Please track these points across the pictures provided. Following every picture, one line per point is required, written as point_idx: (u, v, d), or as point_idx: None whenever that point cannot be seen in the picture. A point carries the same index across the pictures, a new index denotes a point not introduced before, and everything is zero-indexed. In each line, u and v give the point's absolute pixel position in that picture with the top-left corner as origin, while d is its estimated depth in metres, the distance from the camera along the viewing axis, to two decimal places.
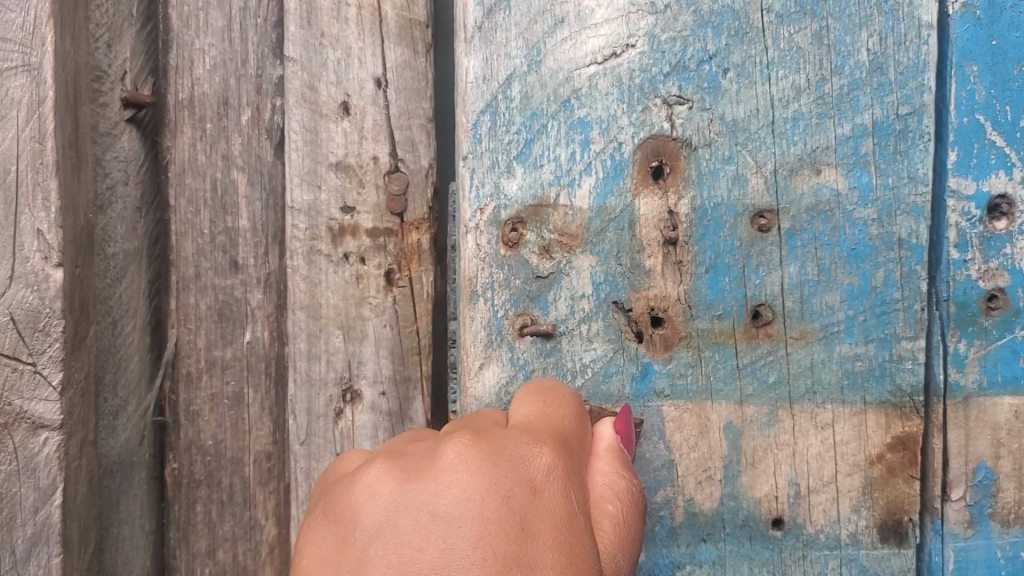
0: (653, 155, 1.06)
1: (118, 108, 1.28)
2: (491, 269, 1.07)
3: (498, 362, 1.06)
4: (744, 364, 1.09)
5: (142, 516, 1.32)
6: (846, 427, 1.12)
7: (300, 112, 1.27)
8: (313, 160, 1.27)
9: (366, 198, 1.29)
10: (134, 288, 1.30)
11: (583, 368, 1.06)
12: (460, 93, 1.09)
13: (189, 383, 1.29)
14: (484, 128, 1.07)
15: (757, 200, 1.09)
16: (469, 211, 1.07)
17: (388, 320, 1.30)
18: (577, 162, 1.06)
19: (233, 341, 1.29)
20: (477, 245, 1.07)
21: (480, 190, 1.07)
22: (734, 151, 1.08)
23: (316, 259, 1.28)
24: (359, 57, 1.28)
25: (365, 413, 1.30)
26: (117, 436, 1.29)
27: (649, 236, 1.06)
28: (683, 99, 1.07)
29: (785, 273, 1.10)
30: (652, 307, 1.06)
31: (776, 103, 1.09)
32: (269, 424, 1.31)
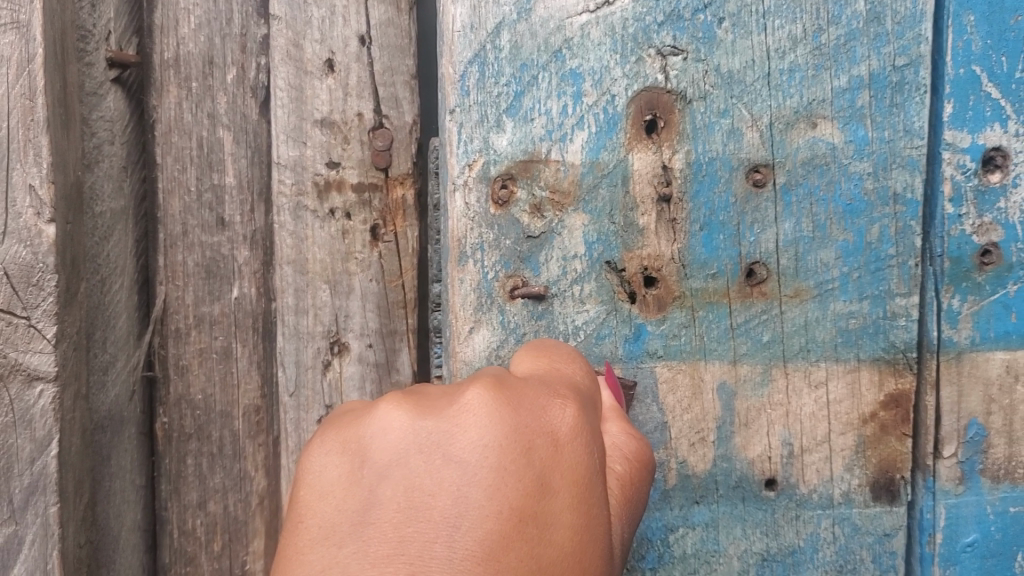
0: (646, 109, 1.03)
1: (103, 69, 1.20)
2: (480, 229, 1.00)
3: (489, 326, 1.00)
4: (738, 323, 1.07)
5: (132, 471, 1.25)
6: (840, 384, 1.11)
7: (284, 69, 1.22)
8: (297, 116, 1.22)
9: (351, 154, 1.24)
10: (121, 246, 1.23)
11: (575, 331, 1.02)
12: (448, 39, 1.00)
13: (177, 342, 1.24)
14: (472, 80, 0.99)
15: (752, 154, 1.06)
16: (456, 168, 1.00)
17: (374, 275, 1.26)
18: (569, 116, 1.00)
19: (221, 298, 1.24)
20: (466, 204, 1.00)
21: (467, 145, 1.00)
22: (729, 104, 1.05)
23: (303, 215, 1.23)
24: (343, 14, 1.23)
25: (353, 365, 1.26)
26: (108, 392, 1.21)
27: (643, 193, 1.03)
28: (677, 50, 1.03)
29: (780, 230, 1.07)
30: (645, 267, 1.04)
31: (772, 53, 1.06)
32: (258, 378, 1.26)
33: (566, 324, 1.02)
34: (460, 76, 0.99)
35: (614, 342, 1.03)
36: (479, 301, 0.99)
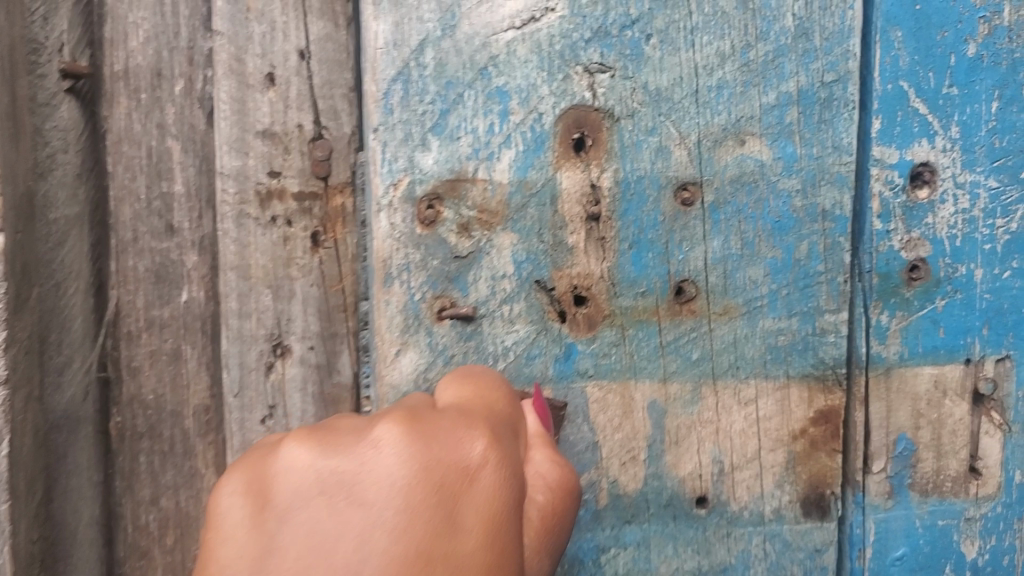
0: (574, 127, 1.02)
1: (55, 79, 1.11)
2: (407, 249, 0.98)
3: (415, 348, 0.99)
4: (668, 342, 1.06)
5: (89, 468, 1.17)
6: (770, 401, 1.11)
7: (226, 82, 1.13)
8: (240, 126, 1.13)
9: (291, 164, 1.14)
10: (75, 252, 1.14)
11: (504, 351, 1.01)
12: (370, 56, 0.96)
13: (127, 342, 1.18)
14: (396, 98, 0.96)
15: (680, 173, 1.05)
16: (381, 189, 0.97)
17: (314, 281, 1.16)
18: (496, 134, 0.99)
19: (169, 301, 1.17)
20: (390, 225, 0.97)
21: (393, 164, 0.97)
22: (656, 122, 1.04)
23: (245, 222, 1.15)
24: (280, 26, 1.13)
25: (295, 367, 1.17)
26: (63, 392, 1.14)
27: (571, 212, 1.02)
28: (604, 68, 1.02)
29: (707, 248, 1.07)
30: (575, 286, 1.03)
31: (700, 70, 1.05)
32: (207, 378, 1.19)
33: (495, 345, 1.01)
34: (384, 94, 0.96)
35: (544, 362, 1.02)
36: (405, 323, 0.97)
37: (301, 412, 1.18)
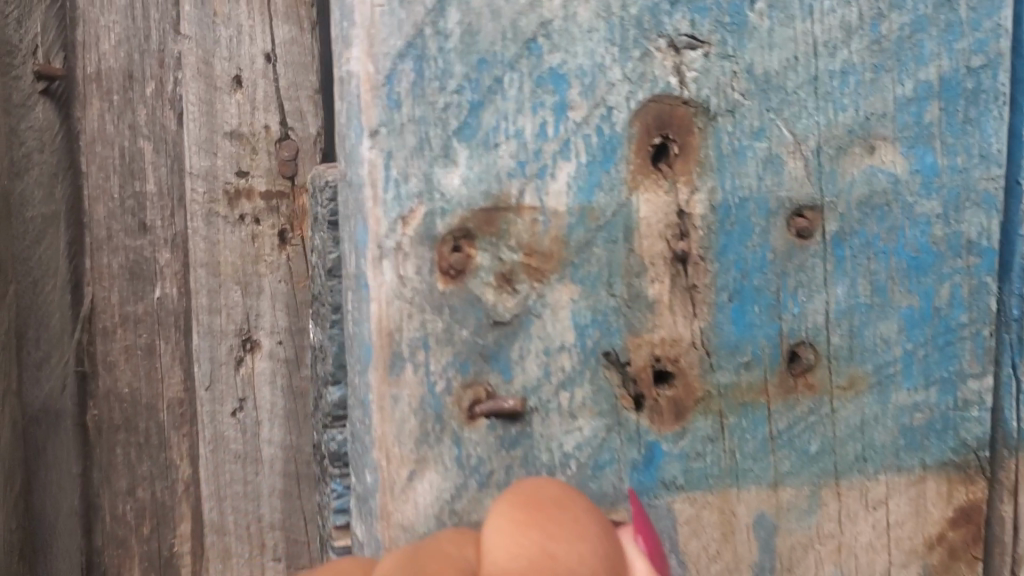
0: (655, 127, 0.71)
1: (31, 82, 1.02)
2: (422, 314, 0.67)
3: (437, 466, 0.68)
4: (779, 432, 0.78)
5: (66, 464, 1.07)
6: (902, 502, 0.83)
7: (194, 87, 1.03)
8: (208, 128, 1.04)
9: (258, 165, 1.05)
10: (53, 248, 1.04)
11: (564, 461, 0.72)
12: (364, 19, 0.63)
13: (102, 337, 1.05)
14: (405, 84, 0.64)
15: (795, 192, 0.75)
16: (385, 226, 0.65)
17: (282, 276, 1.07)
18: (549, 139, 0.69)
19: (143, 296, 1.05)
20: (400, 276, 0.66)
21: (402, 186, 0.65)
22: (765, 121, 0.74)
23: (214, 221, 1.05)
24: (247, 32, 1.04)
25: (263, 362, 1.08)
26: (41, 385, 1.05)
27: (653, 251, 0.72)
28: (695, 42, 0.71)
29: (830, 296, 0.78)
30: (657, 359, 0.73)
31: (819, 48, 0.75)
32: (181, 372, 1.07)
33: (552, 453, 0.71)
34: (386, 79, 0.64)
35: (619, 470, 0.73)
36: (423, 425, 0.67)
37: (270, 407, 1.08)
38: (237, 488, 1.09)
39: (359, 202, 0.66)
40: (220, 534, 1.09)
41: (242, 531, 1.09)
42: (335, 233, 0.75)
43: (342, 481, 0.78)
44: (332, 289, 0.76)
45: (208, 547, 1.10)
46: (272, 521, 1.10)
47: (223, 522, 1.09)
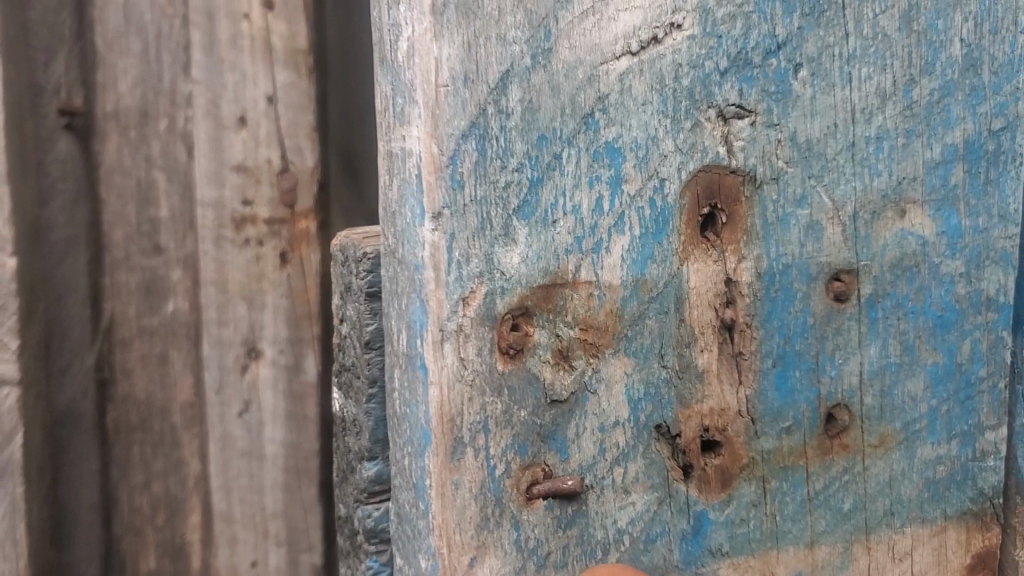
0: (706, 197, 0.71)
1: (53, 119, 1.00)
2: (482, 396, 0.65)
3: (497, 552, 0.67)
4: (816, 493, 0.79)
5: (88, 470, 1.04)
6: (926, 552, 0.84)
7: (204, 125, 1.06)
8: (215, 162, 1.07)
9: (262, 195, 1.10)
10: (75, 263, 1.02)
11: (617, 537, 0.71)
12: (426, 97, 0.61)
13: (120, 348, 1.04)
14: (468, 164, 0.63)
15: (834, 257, 0.76)
16: (446, 309, 0.63)
17: (283, 293, 1.12)
18: (605, 214, 0.67)
19: (158, 310, 1.05)
20: (460, 358, 0.64)
21: (463, 268, 0.64)
22: (807, 188, 0.75)
23: (224, 246, 1.09)
24: (251, 76, 1.08)
25: (267, 368, 1.12)
26: (63, 391, 1.02)
27: (701, 320, 0.72)
28: (743, 111, 0.71)
29: (864, 357, 0.79)
30: (706, 428, 0.74)
31: (857, 115, 0.76)
32: (191, 375, 1.08)
33: (606, 529, 0.71)
34: (450, 159, 0.62)
35: (668, 541, 0.73)
36: (483, 511, 0.66)
37: (273, 408, 1.13)
38: (243, 483, 1.12)
39: (414, 278, 0.65)
40: (228, 522, 1.12)
41: (247, 520, 1.13)
42: (373, 305, 0.73)
43: (379, 559, 0.76)
44: (369, 361, 0.74)
45: (217, 535, 1.12)
46: (275, 511, 1.14)
47: (230, 512, 1.12)
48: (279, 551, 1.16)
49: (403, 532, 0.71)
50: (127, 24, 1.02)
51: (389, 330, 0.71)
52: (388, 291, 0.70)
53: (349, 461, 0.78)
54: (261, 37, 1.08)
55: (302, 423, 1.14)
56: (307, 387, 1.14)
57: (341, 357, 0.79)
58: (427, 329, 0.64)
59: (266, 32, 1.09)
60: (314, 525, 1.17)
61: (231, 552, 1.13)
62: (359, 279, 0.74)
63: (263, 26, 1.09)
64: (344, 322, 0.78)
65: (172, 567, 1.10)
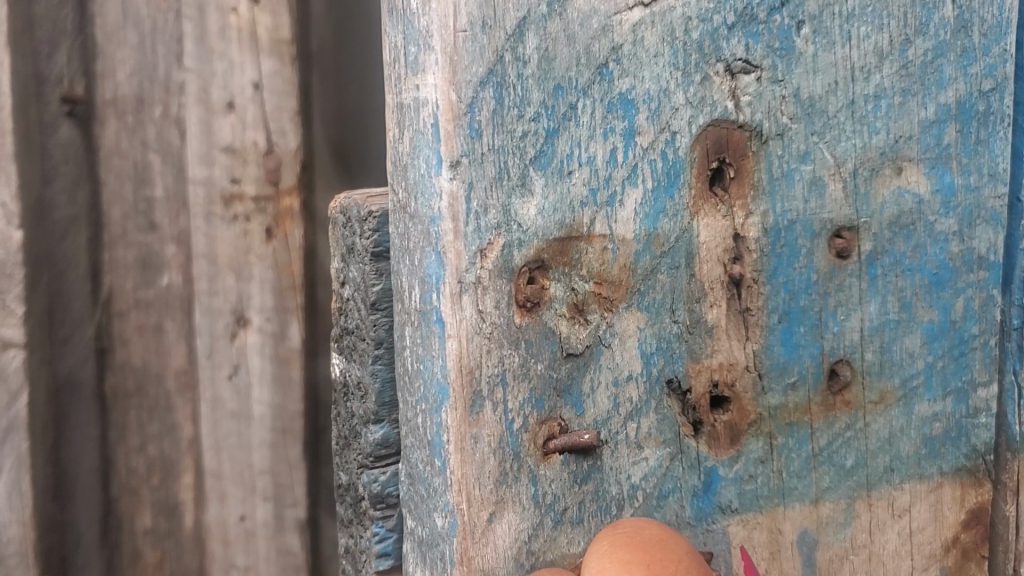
0: (714, 151, 0.71)
1: (56, 107, 1.04)
2: (500, 350, 0.64)
3: (515, 506, 0.66)
4: (820, 449, 0.80)
5: (89, 433, 1.08)
6: (923, 509, 0.86)
7: (195, 110, 1.10)
8: (205, 143, 1.11)
9: (249, 174, 1.13)
10: (76, 241, 1.06)
11: (631, 492, 0.71)
12: (444, 43, 0.61)
13: (118, 319, 1.09)
14: (486, 112, 0.62)
15: (836, 214, 0.77)
16: (465, 260, 0.62)
17: (269, 265, 1.15)
18: (619, 166, 0.67)
19: (154, 283, 1.10)
20: (478, 311, 0.63)
21: (481, 218, 0.63)
22: (810, 144, 0.76)
23: (215, 223, 1.12)
24: (238, 64, 1.11)
25: (254, 336, 1.15)
26: (65, 360, 1.06)
27: (711, 275, 0.72)
28: (749, 67, 0.72)
29: (865, 314, 0.80)
30: (715, 383, 0.74)
31: (856, 73, 0.77)
32: (185, 345, 1.12)
33: (620, 483, 0.70)
34: (468, 107, 0.61)
35: (680, 498, 0.73)
36: (502, 464, 0.65)
37: (260, 372, 1.16)
38: (232, 442, 1.16)
39: (428, 232, 0.64)
40: (218, 478, 1.16)
41: (236, 476, 1.16)
42: (379, 265, 0.72)
43: (385, 524, 0.74)
44: (375, 323, 0.72)
45: (207, 492, 1.15)
46: (262, 468, 1.17)
47: (221, 468, 1.16)
48: (267, 506, 1.19)
49: (415, 493, 0.69)
50: (125, 17, 1.06)
51: (398, 288, 0.70)
52: (398, 248, 0.69)
53: (352, 426, 0.77)
54: (249, 29, 1.11)
55: (287, 385, 1.17)
56: (292, 353, 1.17)
57: (343, 322, 0.77)
58: (444, 281, 0.63)
59: (253, 24, 1.11)
60: (299, 482, 1.19)
61: (221, 507, 1.16)
62: (363, 240, 0.73)
63: (250, 19, 1.11)
64: (346, 286, 0.76)
65: (166, 525, 1.14)
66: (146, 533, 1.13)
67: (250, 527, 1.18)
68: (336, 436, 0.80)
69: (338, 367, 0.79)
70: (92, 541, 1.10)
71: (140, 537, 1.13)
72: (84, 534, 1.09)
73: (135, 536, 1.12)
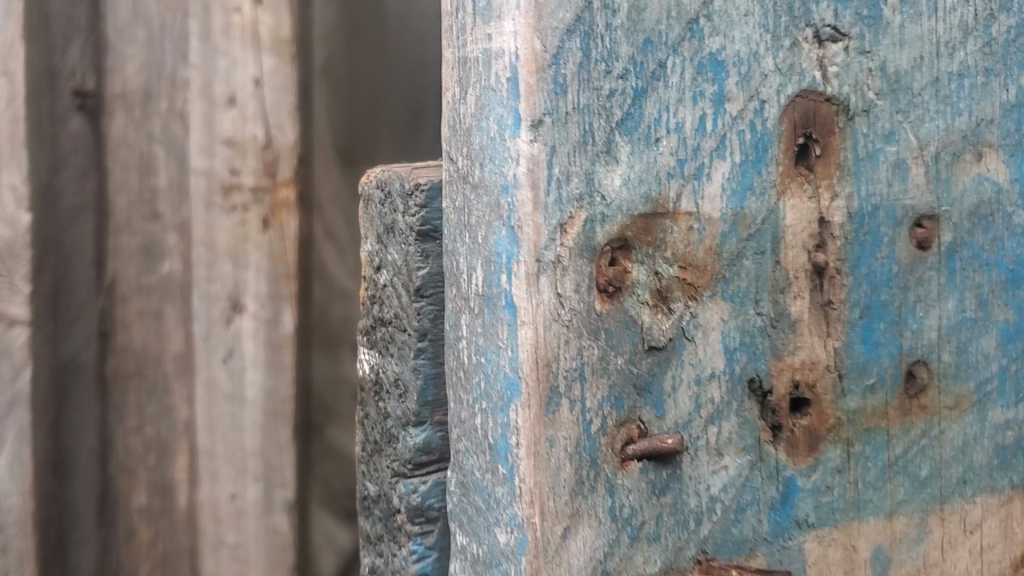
0: (801, 125, 0.64)
1: (67, 100, 1.05)
2: (578, 338, 0.54)
3: (591, 521, 0.56)
4: (896, 458, 0.73)
5: (90, 414, 1.09)
6: (994, 524, 0.79)
7: (198, 104, 1.10)
8: (207, 135, 1.11)
9: (247, 166, 1.13)
10: (83, 229, 1.08)
11: (710, 505, 0.63)
12: None
13: (120, 303, 1.10)
14: (572, 65, 0.53)
15: (918, 201, 0.71)
16: (544, 236, 0.53)
17: (265, 254, 1.14)
18: (707, 135, 0.59)
19: (154, 270, 1.11)
20: (556, 295, 0.53)
21: (563, 187, 0.53)
22: (894, 123, 0.69)
23: (215, 213, 1.12)
24: (240, 61, 1.11)
25: (249, 322, 1.14)
26: (70, 339, 1.07)
27: (795, 263, 0.65)
28: (837, 35, 0.65)
29: (943, 311, 0.74)
30: (797, 384, 0.66)
31: (942, 48, 0.71)
32: (183, 333, 1.13)
33: (699, 495, 0.62)
34: (554, 58, 0.52)
35: (758, 511, 0.66)
36: (577, 473, 0.55)
37: (253, 357, 1.14)
38: (225, 423, 1.15)
39: (499, 203, 0.55)
40: (211, 457, 1.15)
41: (228, 456, 1.15)
42: (426, 245, 0.63)
43: (424, 541, 0.65)
44: (418, 312, 0.63)
45: (200, 471, 1.15)
46: (254, 449, 1.16)
47: (213, 448, 1.15)
48: (257, 486, 1.17)
49: (469, 505, 0.61)
50: (134, 15, 1.08)
51: (453, 271, 0.61)
52: (454, 225, 0.60)
53: (386, 429, 0.68)
54: (251, 28, 1.10)
55: (279, 371, 1.16)
56: (285, 340, 1.16)
57: (376, 311, 0.68)
58: (520, 259, 0.54)
59: (255, 23, 1.11)
60: (288, 463, 1.18)
61: (212, 485, 1.15)
62: (408, 217, 0.64)
63: (253, 18, 1.11)
64: (382, 270, 0.67)
65: (161, 503, 1.14)
66: (140, 511, 1.13)
67: (242, 507, 1.17)
68: (364, 438, 0.71)
69: (368, 363, 0.70)
70: (91, 519, 1.11)
71: (134, 516, 1.13)
72: (81, 512, 1.10)
73: (130, 514, 1.13)
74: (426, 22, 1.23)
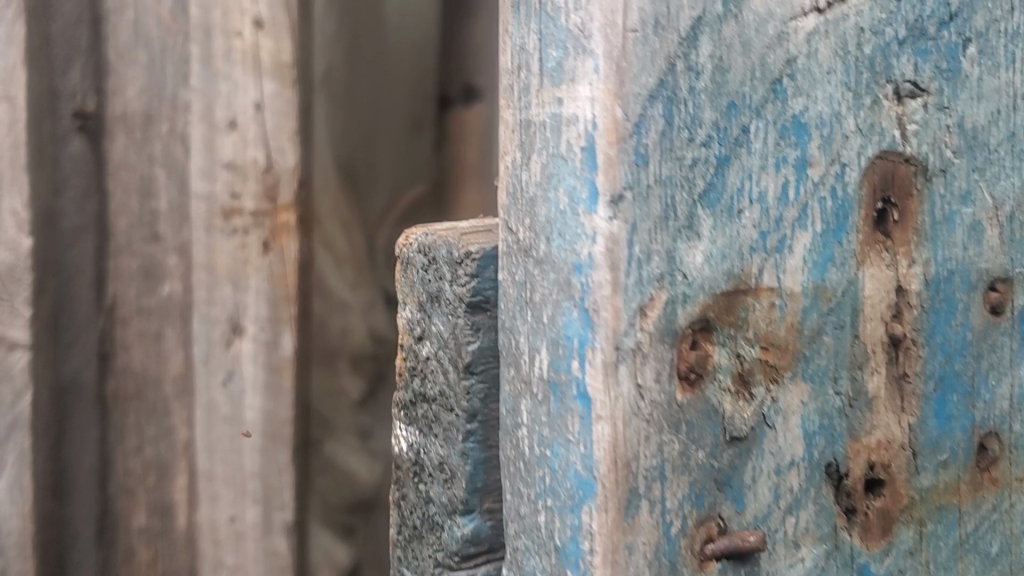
0: (880, 188, 0.60)
1: (68, 121, 1.05)
2: (660, 433, 0.48)
3: None
4: (967, 535, 0.68)
5: (88, 433, 1.10)
6: None
7: (199, 127, 1.10)
8: (208, 159, 1.11)
9: (248, 189, 1.13)
10: (81, 253, 1.08)
11: None
12: (608, 45, 0.45)
13: (120, 325, 1.10)
14: (655, 134, 0.46)
15: (993, 263, 0.67)
16: (623, 321, 0.46)
17: (265, 277, 1.15)
18: (790, 204, 0.54)
19: (155, 292, 1.11)
20: (636, 386, 0.47)
21: (644, 267, 0.46)
22: (971, 183, 0.65)
23: (216, 236, 1.13)
24: (242, 85, 1.11)
25: (249, 344, 1.15)
26: (71, 358, 1.08)
27: (873, 336, 0.60)
28: (918, 90, 0.61)
29: (1014, 378, 0.70)
30: (872, 464, 0.62)
31: (1018, 101, 0.66)
32: (183, 355, 1.13)
33: None
34: (637, 126, 0.45)
35: None
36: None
37: (252, 380, 1.16)
38: (225, 445, 1.16)
39: (569, 282, 0.48)
40: (210, 479, 1.15)
41: (228, 479, 1.16)
42: (476, 318, 0.57)
43: None
44: (468, 390, 0.58)
45: (200, 493, 1.15)
46: (254, 471, 1.17)
47: (212, 470, 1.15)
48: (256, 508, 1.18)
49: None
50: (136, 36, 1.07)
51: (508, 348, 0.54)
52: (512, 300, 0.53)
53: (427, 515, 0.62)
54: (252, 52, 1.11)
55: (278, 394, 1.17)
56: (285, 362, 1.17)
57: (417, 386, 0.63)
58: (597, 347, 0.47)
59: (257, 47, 1.11)
60: (287, 486, 1.19)
61: (211, 507, 1.16)
62: (455, 286, 0.58)
63: (254, 42, 1.11)
64: (424, 340, 0.62)
65: (160, 525, 1.14)
66: (140, 531, 1.14)
67: (241, 529, 1.18)
68: (400, 520, 0.66)
69: (405, 441, 0.65)
70: (89, 540, 1.11)
71: (134, 535, 1.14)
72: (81, 532, 1.10)
73: (129, 534, 1.13)
74: (420, 35, 1.29)
